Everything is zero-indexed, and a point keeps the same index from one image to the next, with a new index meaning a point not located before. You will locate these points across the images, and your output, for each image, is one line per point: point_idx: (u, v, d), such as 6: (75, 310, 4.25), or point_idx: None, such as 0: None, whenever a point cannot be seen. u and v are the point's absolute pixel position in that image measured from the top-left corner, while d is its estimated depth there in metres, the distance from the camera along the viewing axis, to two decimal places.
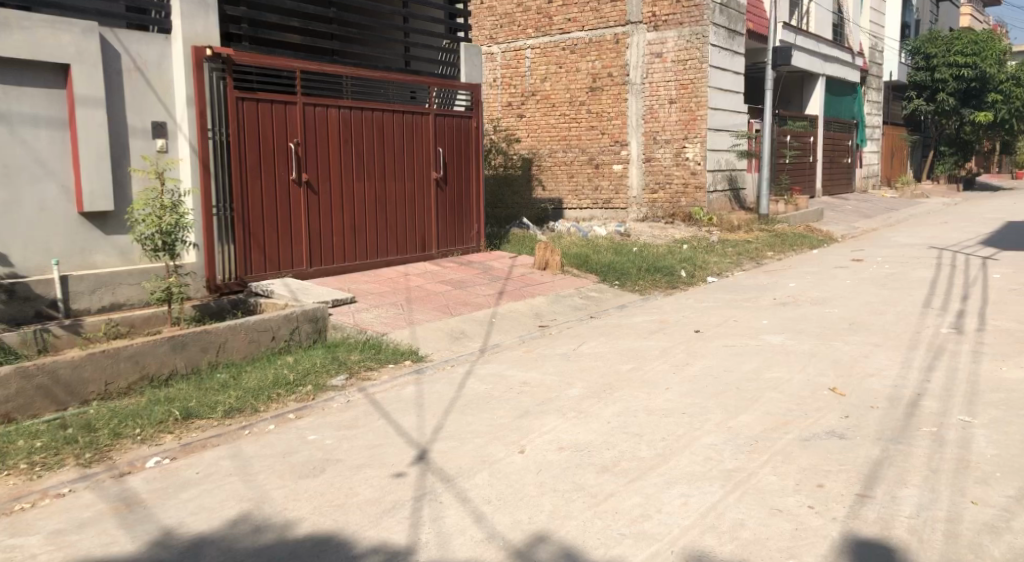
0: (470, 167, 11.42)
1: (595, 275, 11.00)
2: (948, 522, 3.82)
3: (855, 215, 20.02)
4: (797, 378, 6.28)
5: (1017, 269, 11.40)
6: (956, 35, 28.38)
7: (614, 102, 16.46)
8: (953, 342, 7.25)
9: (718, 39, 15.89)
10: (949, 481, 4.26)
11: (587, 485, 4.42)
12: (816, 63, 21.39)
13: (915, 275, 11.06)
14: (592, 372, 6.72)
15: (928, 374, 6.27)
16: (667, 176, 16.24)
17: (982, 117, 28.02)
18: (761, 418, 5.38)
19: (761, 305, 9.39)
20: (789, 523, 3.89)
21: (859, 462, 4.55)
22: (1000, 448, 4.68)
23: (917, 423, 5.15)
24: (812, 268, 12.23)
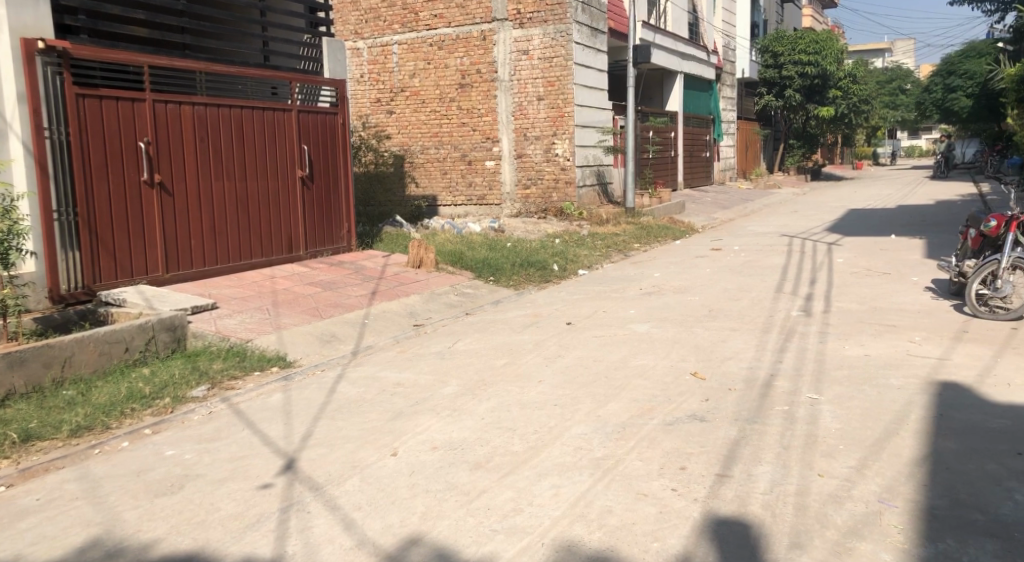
0: (337, 164, 11.18)
1: (469, 272, 11.01)
2: (798, 495, 4.05)
3: (715, 206, 20.97)
4: (662, 365, 6.50)
5: (858, 253, 12.27)
6: (799, 35, 30.17)
7: (484, 98, 16.49)
8: (803, 324, 7.71)
9: (581, 37, 16.28)
10: (799, 456, 4.52)
11: (459, 484, 4.40)
12: (674, 60, 22.25)
13: (769, 262, 11.71)
14: (466, 370, 6.71)
15: (780, 355, 6.64)
16: (537, 172, 16.54)
17: (825, 111, 30.10)
18: (628, 405, 5.53)
19: (628, 296, 9.69)
20: (653, 507, 4.01)
21: (718, 444, 4.76)
22: (844, 422, 5.00)
23: (771, 403, 5.44)
24: (676, 258, 12.72)
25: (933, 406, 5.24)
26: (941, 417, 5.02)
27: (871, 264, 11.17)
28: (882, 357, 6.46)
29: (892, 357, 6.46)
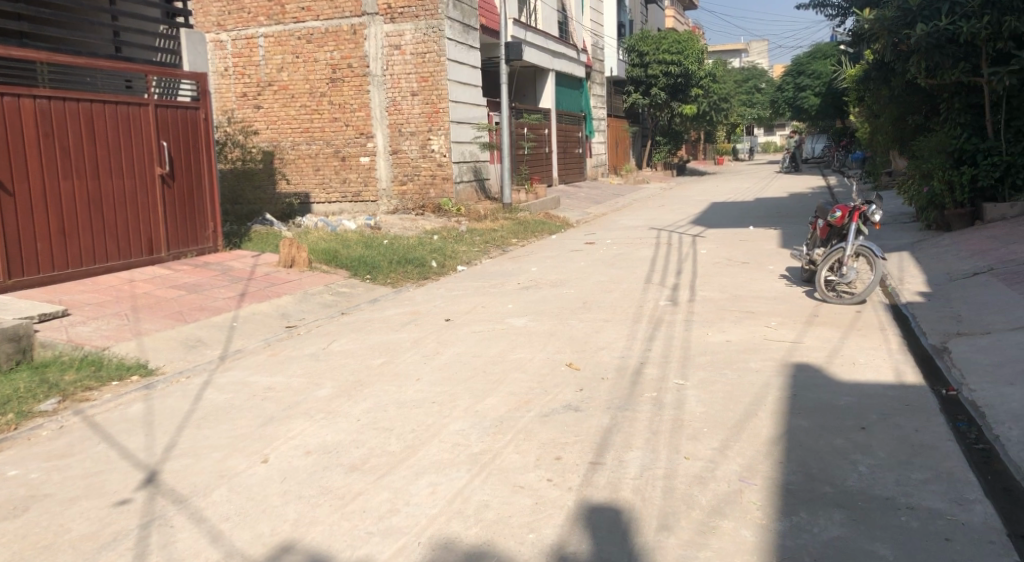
0: (200, 161, 10.70)
1: (344, 270, 10.79)
2: (666, 478, 4.20)
3: (588, 201, 21.44)
4: (538, 357, 6.59)
5: (722, 244, 12.87)
6: (662, 35, 31.22)
7: (356, 93, 16.20)
8: (671, 313, 8.01)
9: (453, 33, 16.24)
10: (667, 440, 4.69)
11: (333, 487, 4.31)
12: (545, 58, 22.59)
13: (640, 255, 12.08)
14: (341, 371, 6.58)
15: (650, 344, 6.87)
16: (414, 168, 16.42)
17: (688, 109, 31.70)
18: (505, 399, 5.57)
19: (506, 290, 9.77)
20: (528, 499, 4.05)
21: (592, 432, 4.87)
22: (708, 405, 5.23)
23: (641, 390, 5.62)
24: (551, 252, 12.93)
25: (788, 387, 5.55)
26: (795, 397, 5.32)
27: (733, 254, 11.72)
28: (742, 342, 6.79)
29: (751, 342, 6.80)
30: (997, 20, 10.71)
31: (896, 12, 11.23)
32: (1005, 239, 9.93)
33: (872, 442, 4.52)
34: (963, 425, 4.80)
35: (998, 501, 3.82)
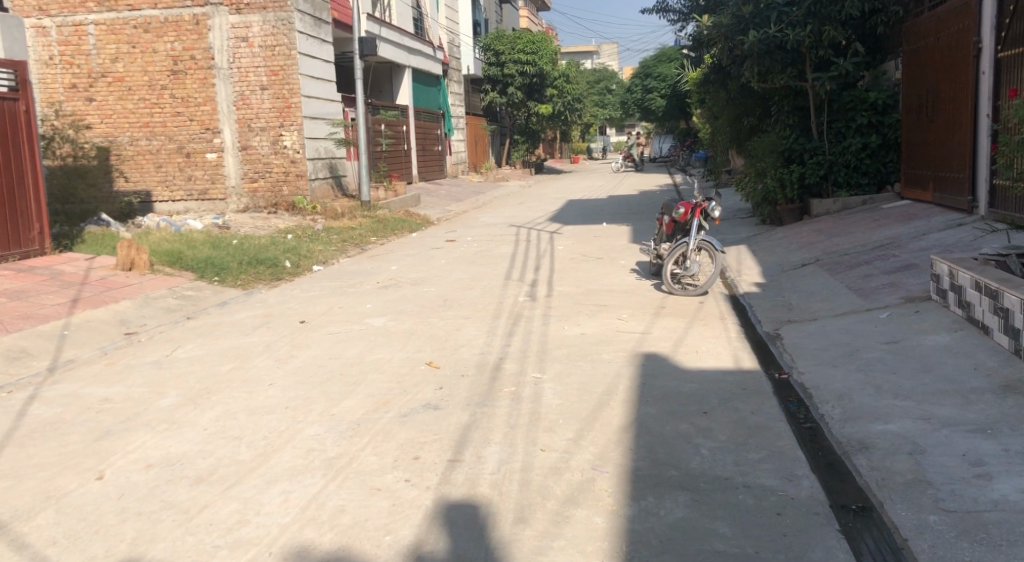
0: (22, 157, 9.85)
1: (190, 272, 10.26)
2: (523, 471, 4.25)
3: (447, 199, 21.44)
4: (397, 357, 6.51)
5: (577, 240, 13.19)
6: (517, 35, 31.68)
7: (200, 86, 15.43)
8: (528, 309, 8.13)
9: (304, 27, 15.93)
10: (525, 434, 4.75)
11: (177, 502, 4.08)
12: (401, 54, 22.38)
13: (499, 251, 12.19)
14: (187, 378, 6.25)
15: (508, 339, 6.94)
16: (265, 165, 15.84)
17: (545, 109, 32.44)
18: (362, 401, 5.47)
19: (364, 290, 9.60)
20: (386, 501, 3.99)
21: (450, 429, 4.86)
22: (565, 398, 5.34)
23: (499, 385, 5.67)
24: (411, 250, 12.84)
25: (638, 376, 5.77)
26: (644, 386, 5.53)
27: (588, 249, 12.05)
28: (596, 335, 6.98)
29: (605, 334, 7.01)
30: (818, 29, 11.72)
31: (731, 19, 12.03)
32: (830, 231, 10.74)
33: (714, 426, 4.76)
34: (793, 406, 5.15)
35: (822, 475, 4.12)
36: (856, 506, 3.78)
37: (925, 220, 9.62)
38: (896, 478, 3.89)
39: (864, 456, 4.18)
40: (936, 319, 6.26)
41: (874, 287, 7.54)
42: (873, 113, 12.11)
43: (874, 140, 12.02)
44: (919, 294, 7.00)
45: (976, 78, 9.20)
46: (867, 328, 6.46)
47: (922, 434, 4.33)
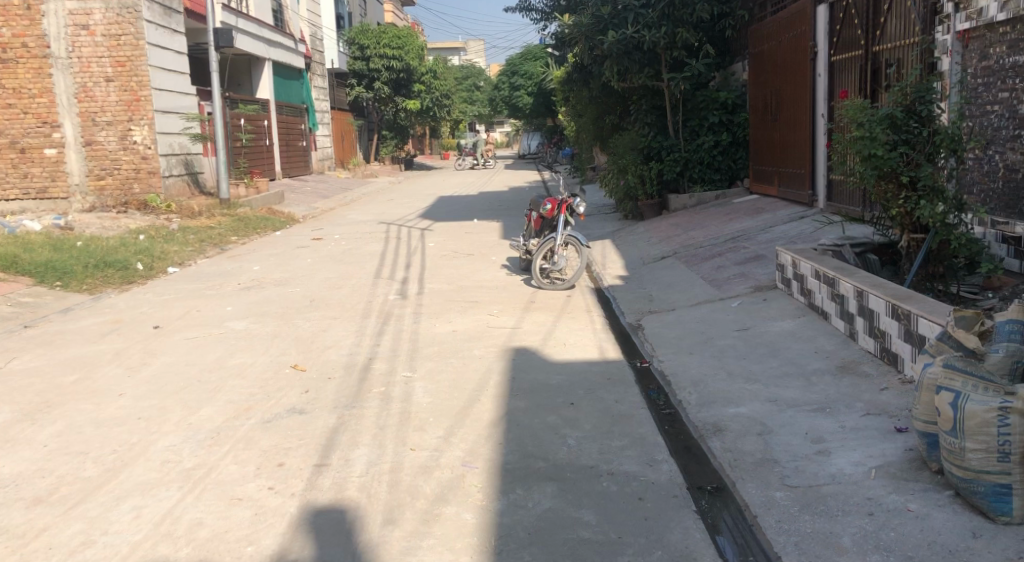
0: None
1: (27, 278, 9.51)
2: (392, 472, 4.21)
3: (313, 196, 20.90)
4: (260, 361, 6.29)
5: (447, 236, 13.18)
6: (382, 29, 31.35)
7: (34, 76, 14.10)
8: (398, 307, 8.04)
9: (153, 16, 15.21)
10: (394, 434, 4.70)
11: (12, 527, 3.78)
12: (259, 47, 21.66)
13: (368, 249, 12.01)
14: (26, 392, 5.79)
15: (377, 339, 6.84)
16: (113, 161, 14.93)
17: (412, 105, 32.33)
18: (222, 408, 5.25)
19: (224, 291, 9.22)
20: (248, 510, 3.85)
21: (317, 434, 4.74)
22: (434, 395, 5.32)
23: (368, 386, 5.59)
24: (274, 249, 12.45)
25: (508, 370, 5.83)
26: (512, 380, 5.59)
27: (458, 246, 12.06)
28: (467, 331, 7.00)
29: (475, 330, 7.03)
30: (672, 31, 12.20)
31: (591, 19, 12.27)
32: (688, 225, 11.23)
33: (580, 416, 4.88)
34: (654, 394, 5.36)
35: (681, 459, 4.31)
36: (711, 488, 3.97)
37: (772, 213, 10.22)
38: (747, 458, 4.11)
39: (719, 439, 4.39)
40: (782, 306, 6.67)
41: (727, 278, 7.95)
42: (723, 113, 12.79)
43: (725, 138, 12.69)
44: (766, 283, 7.44)
45: (813, 80, 9.85)
46: (720, 317, 6.80)
47: (770, 415, 4.61)
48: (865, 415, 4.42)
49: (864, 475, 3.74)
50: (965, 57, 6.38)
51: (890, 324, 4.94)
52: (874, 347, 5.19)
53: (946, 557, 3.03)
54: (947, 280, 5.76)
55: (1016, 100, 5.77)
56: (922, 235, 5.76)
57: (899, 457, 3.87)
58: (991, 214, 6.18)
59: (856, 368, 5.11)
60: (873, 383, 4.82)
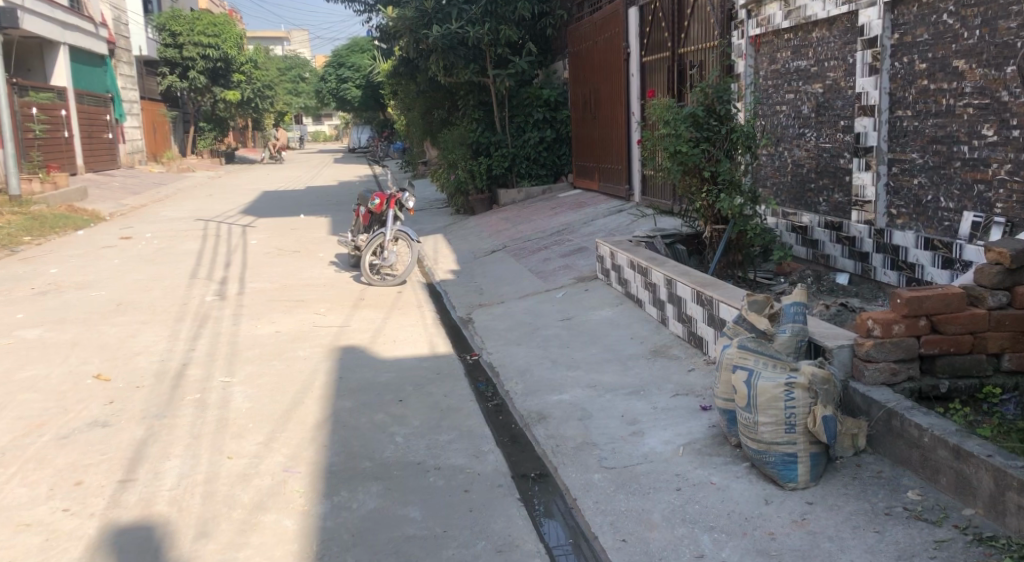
0: None
1: None
2: (206, 483, 4.00)
3: (122, 191, 19.46)
4: (58, 372, 5.79)
5: (271, 233, 12.69)
6: (195, 16, 29.64)
7: None
8: (216, 309, 7.65)
9: None
10: (209, 443, 4.47)
11: None
12: (52, 29, 19.92)
13: (183, 248, 11.34)
14: None
15: (192, 343, 6.48)
16: None
17: (231, 95, 31.06)
18: (11, 425, 4.78)
19: (14, 297, 8.40)
20: (38, 536, 3.53)
21: (122, 448, 4.43)
22: (255, 400, 5.11)
23: (182, 393, 5.28)
24: (76, 250, 11.49)
25: (334, 370, 5.70)
26: (339, 380, 5.47)
27: (282, 243, 11.64)
28: (291, 331, 6.78)
29: (300, 330, 6.83)
30: (495, 28, 12.40)
31: (415, 12, 12.18)
32: (516, 219, 11.46)
33: (407, 412, 4.85)
34: (482, 386, 5.44)
35: (506, 449, 4.38)
36: (534, 474, 4.08)
37: (593, 207, 10.62)
38: (568, 443, 4.24)
39: (542, 426, 4.50)
40: (602, 296, 6.95)
41: (552, 270, 8.18)
42: (547, 109, 13.17)
43: (550, 134, 13.08)
44: (588, 274, 7.73)
45: (626, 79, 10.30)
46: (545, 308, 6.99)
47: (589, 401, 4.78)
48: (675, 396, 4.68)
49: (673, 452, 3.97)
50: (756, 61, 6.91)
51: (697, 310, 5.26)
52: (683, 331, 5.52)
53: (742, 523, 3.27)
54: (745, 267, 6.22)
55: (800, 101, 6.30)
56: (723, 226, 6.17)
57: (704, 433, 4.13)
58: (782, 206, 6.73)
59: (668, 351, 5.42)
60: (682, 365, 5.13)
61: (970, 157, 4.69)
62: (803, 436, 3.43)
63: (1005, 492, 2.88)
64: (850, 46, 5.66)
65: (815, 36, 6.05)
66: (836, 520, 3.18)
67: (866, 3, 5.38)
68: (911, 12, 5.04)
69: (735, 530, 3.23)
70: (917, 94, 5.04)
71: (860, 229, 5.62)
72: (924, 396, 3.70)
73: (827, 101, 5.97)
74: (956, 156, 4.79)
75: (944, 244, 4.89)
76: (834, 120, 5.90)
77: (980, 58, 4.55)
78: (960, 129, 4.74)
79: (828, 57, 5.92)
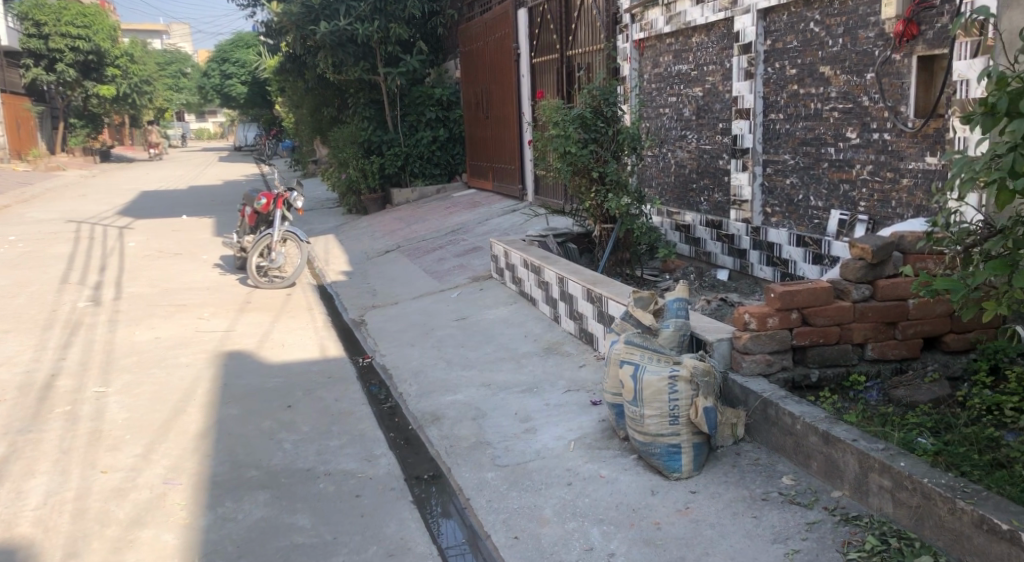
0: None
1: None
2: (76, 500, 3.79)
3: None
4: None
5: (150, 235, 12.14)
6: (63, 5, 27.95)
7: None
8: (90, 315, 7.25)
9: None
10: (80, 457, 4.24)
11: None
12: None
13: (52, 251, 10.70)
14: None
15: (62, 352, 6.12)
16: None
17: (105, 90, 29.46)
18: None
19: None
20: None
21: None
22: (132, 410, 4.88)
23: (50, 405, 4.98)
24: None
25: (219, 377, 5.50)
26: (225, 387, 5.28)
27: (163, 245, 11.16)
28: (171, 337, 6.50)
29: (181, 336, 6.56)
30: (384, 26, 12.27)
31: (301, 8, 11.89)
32: (409, 219, 11.38)
33: (296, 418, 4.74)
34: (375, 388, 5.36)
35: (398, 452, 4.35)
36: (427, 476, 4.06)
37: (487, 207, 10.67)
38: (462, 443, 4.24)
39: (436, 427, 4.48)
40: (496, 295, 6.99)
41: (447, 270, 8.16)
42: (439, 109, 13.14)
43: (443, 134, 13.05)
44: (482, 273, 7.75)
45: (517, 80, 10.39)
46: (439, 308, 6.97)
47: (483, 400, 4.80)
48: (566, 392, 4.76)
49: (564, 448, 4.03)
50: (641, 64, 7.12)
51: (587, 307, 5.36)
52: (575, 329, 5.61)
53: (629, 515, 3.36)
54: (633, 265, 6.38)
55: (682, 104, 6.52)
56: (611, 225, 6.31)
57: (594, 428, 4.22)
58: (666, 205, 6.95)
59: (560, 348, 5.50)
60: (574, 361, 5.22)
61: (836, 158, 4.96)
62: (686, 427, 3.55)
63: (868, 474, 3.07)
64: (726, 51, 5.90)
65: (695, 41, 6.28)
66: (717, 507, 3.31)
67: (741, 10, 5.62)
68: (781, 20, 5.30)
69: (623, 522, 3.32)
70: (789, 98, 5.30)
71: (738, 227, 5.87)
72: (797, 385, 3.91)
73: (706, 104, 6.20)
74: (824, 157, 5.06)
75: (813, 241, 5.16)
76: (713, 123, 6.13)
77: (844, 64, 4.83)
78: (827, 132, 5.01)
79: (706, 61, 6.15)
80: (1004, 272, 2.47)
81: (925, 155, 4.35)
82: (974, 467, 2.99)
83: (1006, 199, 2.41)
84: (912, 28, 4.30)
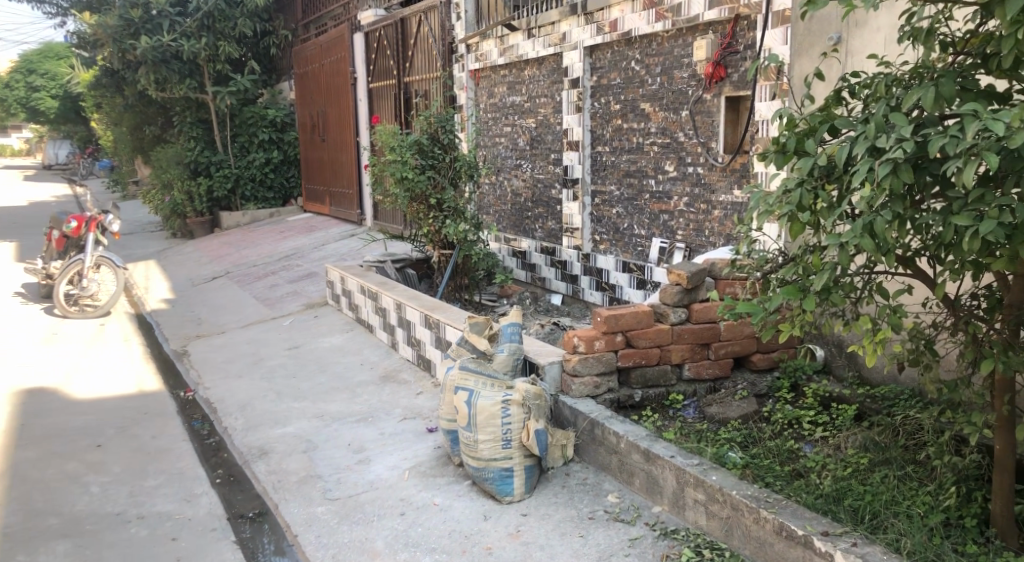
0: None
1: None
2: None
3: None
4: None
5: None
6: None
7: None
8: None
9: None
10: None
11: None
12: None
13: None
14: None
15: None
16: None
17: None
18: None
19: None
20: None
21: None
22: None
23: None
24: None
25: (15, 417, 5.01)
26: (22, 428, 4.81)
27: None
28: None
29: None
30: (213, 43, 11.81)
31: (119, 21, 11.23)
32: (239, 244, 10.93)
33: (105, 458, 4.39)
34: (197, 423, 5.06)
35: (221, 489, 4.13)
36: (253, 513, 3.87)
37: (323, 232, 10.44)
38: (290, 477, 4.08)
39: (263, 462, 4.29)
40: (331, 322, 6.83)
41: (280, 296, 7.89)
42: (272, 130, 12.72)
43: (276, 156, 12.64)
44: (316, 300, 7.56)
45: (354, 104, 10.27)
46: (270, 337, 6.72)
47: (314, 431, 4.65)
48: (401, 420, 4.71)
49: (398, 477, 3.98)
50: (477, 94, 7.27)
51: (424, 333, 5.35)
52: (412, 355, 5.57)
53: (461, 542, 3.35)
54: (471, 291, 6.42)
55: (516, 134, 6.70)
56: (448, 251, 6.33)
57: (428, 455, 4.19)
58: (503, 232, 7.09)
59: (397, 376, 5.44)
60: (410, 389, 5.18)
61: (656, 190, 5.26)
62: (518, 450, 3.61)
63: (685, 488, 3.23)
64: (556, 85, 6.12)
65: (527, 74, 6.47)
66: (545, 528, 3.38)
67: (569, 46, 5.85)
68: (606, 57, 5.56)
69: (455, 549, 3.31)
70: (613, 131, 5.56)
71: (570, 254, 6.07)
72: (621, 406, 4.08)
73: (539, 135, 6.39)
74: (645, 189, 5.34)
75: (637, 267, 5.42)
76: (546, 153, 6.33)
77: (662, 102, 5.14)
78: (648, 165, 5.30)
79: (538, 94, 6.35)
80: (796, 297, 2.71)
81: (733, 188, 4.69)
82: (775, 478, 3.24)
83: (797, 230, 2.65)
84: (720, 71, 4.66)
